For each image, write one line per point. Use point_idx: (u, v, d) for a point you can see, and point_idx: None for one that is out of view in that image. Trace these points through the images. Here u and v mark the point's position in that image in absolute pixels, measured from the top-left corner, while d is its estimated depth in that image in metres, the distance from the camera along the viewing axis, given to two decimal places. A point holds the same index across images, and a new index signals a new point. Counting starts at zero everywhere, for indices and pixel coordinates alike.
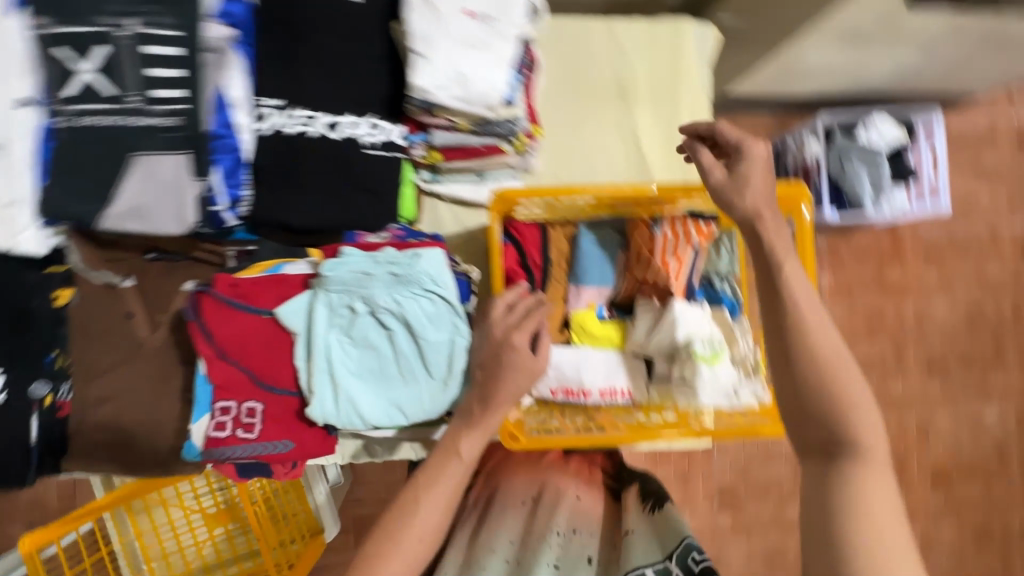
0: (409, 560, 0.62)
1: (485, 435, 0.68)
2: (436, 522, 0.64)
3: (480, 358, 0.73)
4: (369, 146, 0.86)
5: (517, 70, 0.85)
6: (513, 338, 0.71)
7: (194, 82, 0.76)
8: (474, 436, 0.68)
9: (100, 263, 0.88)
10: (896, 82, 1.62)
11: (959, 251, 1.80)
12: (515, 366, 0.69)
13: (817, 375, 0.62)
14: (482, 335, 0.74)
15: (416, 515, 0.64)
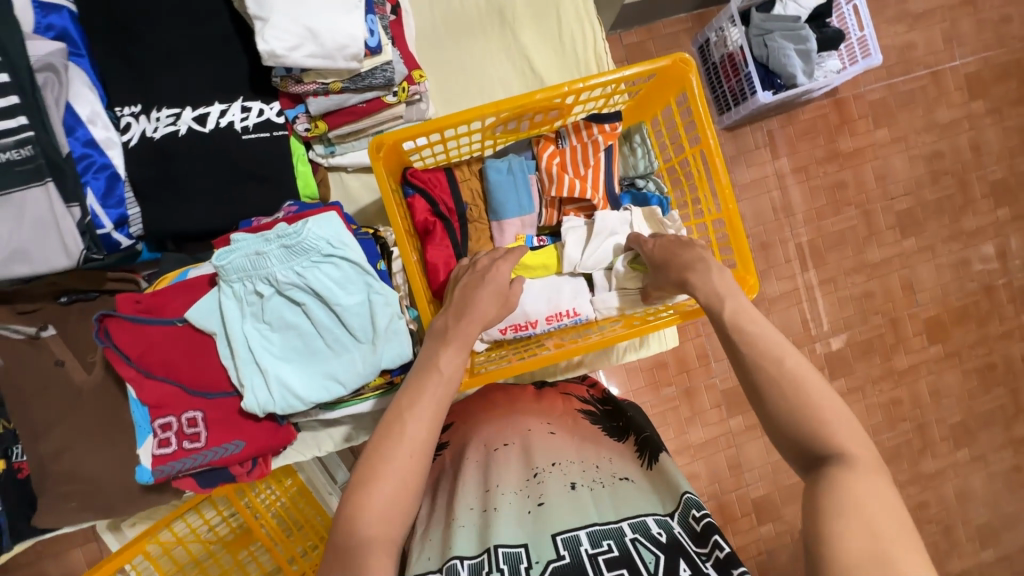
0: (406, 473, 0.63)
1: (463, 347, 0.71)
2: (426, 433, 0.66)
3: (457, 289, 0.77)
4: (245, 131, 0.83)
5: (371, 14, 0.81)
6: (498, 265, 0.78)
7: (32, 105, 0.72)
8: (455, 350, 0.70)
9: (13, 318, 0.86)
10: None
11: (906, 102, 1.75)
12: (493, 283, 0.75)
13: (764, 379, 0.60)
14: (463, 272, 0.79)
15: (404, 429, 0.64)
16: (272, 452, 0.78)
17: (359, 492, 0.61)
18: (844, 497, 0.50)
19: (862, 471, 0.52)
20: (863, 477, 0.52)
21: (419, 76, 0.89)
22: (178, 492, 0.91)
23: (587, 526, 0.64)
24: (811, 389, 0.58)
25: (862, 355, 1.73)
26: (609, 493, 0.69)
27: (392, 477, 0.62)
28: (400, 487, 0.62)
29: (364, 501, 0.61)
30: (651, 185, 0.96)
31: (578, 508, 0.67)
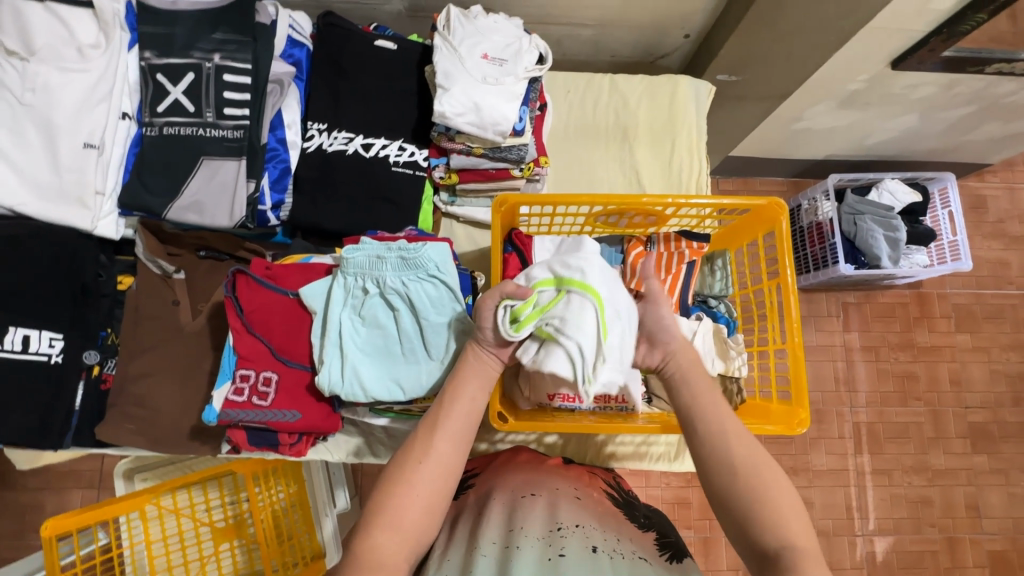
0: (422, 490, 0.63)
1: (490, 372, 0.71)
2: (448, 451, 0.65)
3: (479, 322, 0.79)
4: (395, 163, 1.00)
5: (525, 104, 0.98)
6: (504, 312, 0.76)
7: (257, 104, 0.92)
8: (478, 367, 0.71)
9: (162, 254, 0.98)
10: (904, 147, 1.69)
11: (995, 316, 1.74)
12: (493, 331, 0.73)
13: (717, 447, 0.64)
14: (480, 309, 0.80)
15: (429, 444, 0.65)
16: (314, 431, 0.84)
17: (379, 498, 0.62)
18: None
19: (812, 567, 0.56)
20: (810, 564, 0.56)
21: (543, 162, 1.05)
22: (218, 447, 0.98)
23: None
24: (766, 476, 0.61)
25: (911, 569, 1.57)
26: (630, 565, 0.65)
27: (411, 489, 0.62)
28: (415, 501, 0.62)
29: (381, 507, 0.61)
30: (721, 307, 1.03)
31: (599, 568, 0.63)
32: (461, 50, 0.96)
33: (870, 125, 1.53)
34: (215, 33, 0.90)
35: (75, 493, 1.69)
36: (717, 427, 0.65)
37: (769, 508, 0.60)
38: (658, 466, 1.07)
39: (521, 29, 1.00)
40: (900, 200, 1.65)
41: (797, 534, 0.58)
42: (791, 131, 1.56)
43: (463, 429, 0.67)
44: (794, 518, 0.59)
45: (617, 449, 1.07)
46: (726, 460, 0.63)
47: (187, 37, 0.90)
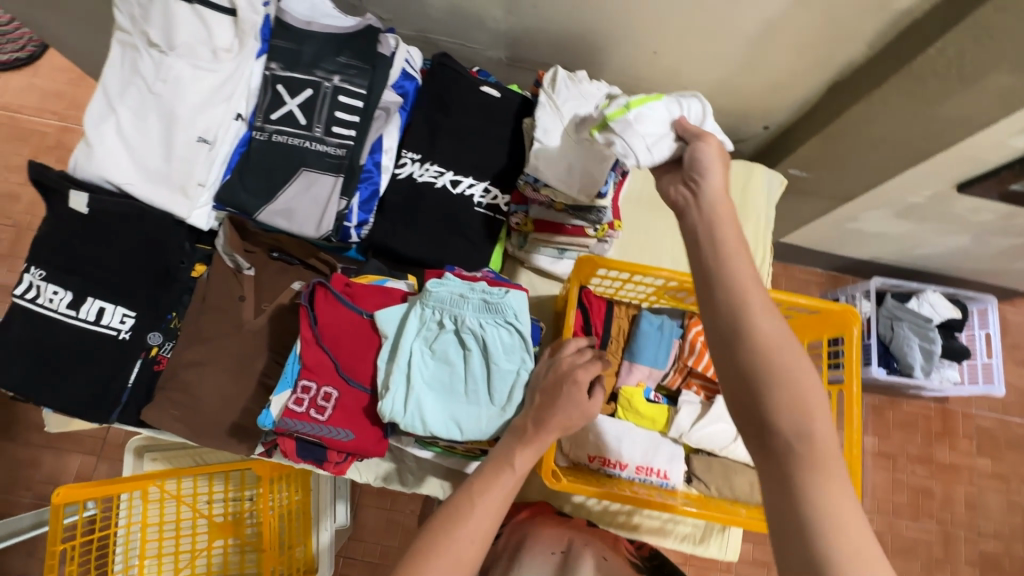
0: (458, 561, 0.63)
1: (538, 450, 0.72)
2: (486, 526, 0.65)
3: (542, 382, 0.79)
4: (478, 204, 1.03)
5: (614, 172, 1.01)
6: (578, 374, 0.76)
7: (363, 127, 0.96)
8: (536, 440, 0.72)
9: (240, 250, 1.01)
10: (949, 263, 1.71)
11: (1018, 444, 1.72)
12: (573, 398, 0.74)
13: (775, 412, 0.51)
14: (547, 364, 0.81)
15: (469, 516, 0.65)
16: (362, 455, 0.84)
17: (412, 563, 0.62)
18: (819, 514, 0.47)
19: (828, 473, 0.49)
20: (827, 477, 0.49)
21: (617, 226, 1.09)
22: (253, 448, 0.98)
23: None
24: (798, 368, 0.52)
25: None
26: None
27: (447, 560, 0.62)
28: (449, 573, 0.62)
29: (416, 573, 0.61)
30: None
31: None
32: (559, 109, 1.00)
33: (922, 237, 1.56)
34: (339, 57, 0.95)
35: (76, 458, 1.67)
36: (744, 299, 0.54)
37: (799, 403, 0.51)
38: (682, 546, 1.05)
39: None
40: (941, 313, 1.65)
41: (821, 432, 0.50)
42: (843, 229, 1.59)
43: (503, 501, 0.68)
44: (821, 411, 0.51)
45: (644, 521, 1.05)
46: (757, 344, 0.52)
47: (312, 56, 0.95)
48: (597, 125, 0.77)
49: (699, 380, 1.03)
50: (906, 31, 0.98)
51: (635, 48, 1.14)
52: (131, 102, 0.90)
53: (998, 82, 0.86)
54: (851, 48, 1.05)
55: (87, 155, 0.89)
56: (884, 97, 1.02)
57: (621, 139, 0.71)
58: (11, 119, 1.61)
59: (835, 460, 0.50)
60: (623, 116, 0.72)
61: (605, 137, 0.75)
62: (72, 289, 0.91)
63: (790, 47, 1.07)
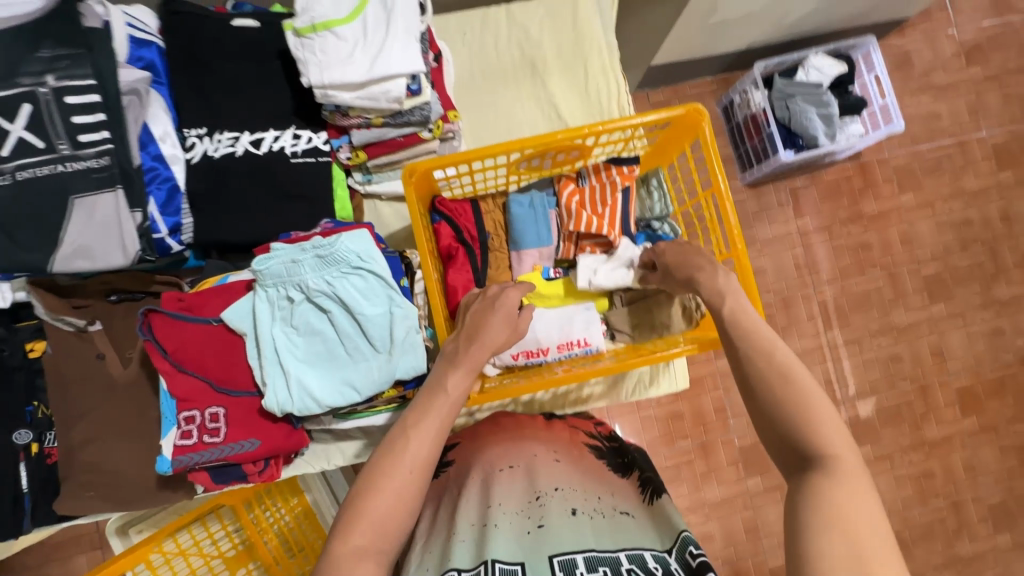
0: (402, 490, 0.63)
1: (471, 370, 0.72)
2: (428, 450, 0.66)
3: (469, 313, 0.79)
4: (293, 155, 0.92)
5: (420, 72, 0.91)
6: (506, 292, 0.79)
7: (116, 122, 0.81)
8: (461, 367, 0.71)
9: (67, 310, 0.90)
10: (823, 18, 1.64)
11: (931, 168, 1.77)
12: (498, 308, 0.76)
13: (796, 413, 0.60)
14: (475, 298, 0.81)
15: (407, 447, 0.65)
16: (280, 454, 0.81)
17: (358, 502, 0.62)
18: (825, 505, 0.52)
19: (852, 481, 0.54)
20: (850, 487, 0.54)
21: (452, 116, 0.98)
22: (193, 490, 0.94)
23: (585, 550, 0.60)
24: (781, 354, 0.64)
25: (890, 423, 1.68)
26: (610, 525, 0.65)
27: (390, 492, 0.63)
28: (393, 503, 0.62)
29: (361, 510, 0.61)
30: (666, 228, 0.99)
31: (578, 534, 0.63)
32: (314, 6, 0.85)
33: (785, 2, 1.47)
34: (40, 51, 0.78)
35: (80, 558, 1.64)
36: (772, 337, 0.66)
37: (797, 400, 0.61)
38: (636, 396, 1.07)
39: None
40: (828, 74, 1.61)
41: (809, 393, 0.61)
42: (708, 26, 1.49)
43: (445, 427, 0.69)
44: (841, 441, 0.58)
45: (594, 390, 1.06)
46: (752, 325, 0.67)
47: (8, 63, 0.77)
48: None
49: (591, 240, 0.96)
50: None
51: None
52: None
53: None
54: None
55: None
56: None
57: None
58: None
59: (860, 478, 0.55)
60: None
61: None
62: None
63: None
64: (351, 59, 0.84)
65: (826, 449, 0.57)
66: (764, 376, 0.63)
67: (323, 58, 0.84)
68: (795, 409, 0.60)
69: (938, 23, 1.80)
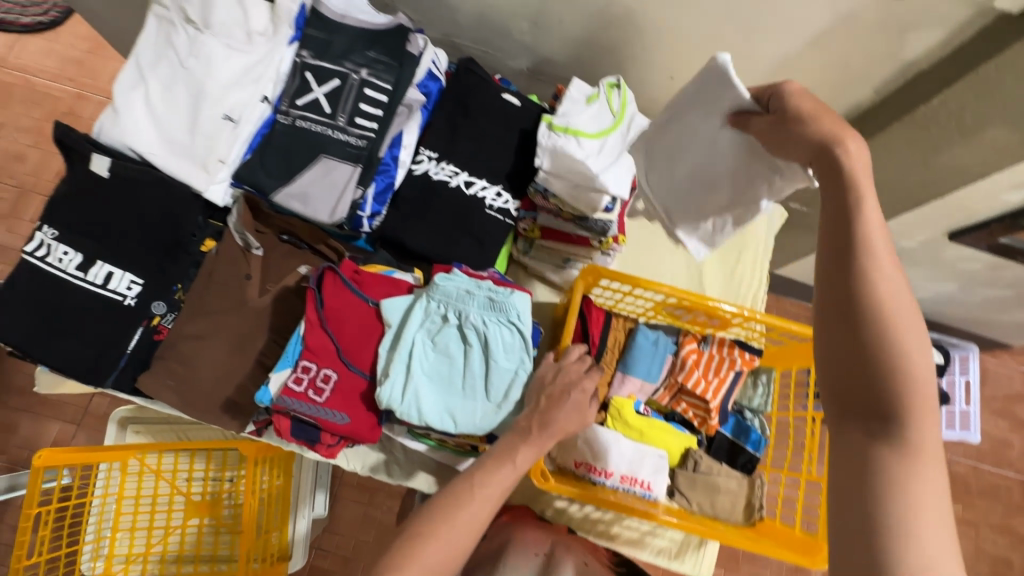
0: (450, 549, 0.65)
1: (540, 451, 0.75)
2: (479, 517, 0.68)
3: (545, 388, 0.81)
4: (490, 207, 1.05)
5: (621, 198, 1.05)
6: (585, 382, 0.81)
7: (386, 120, 0.98)
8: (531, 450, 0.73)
9: (251, 229, 1.03)
10: (937, 308, 1.74)
11: (986, 490, 1.75)
12: (574, 401, 0.79)
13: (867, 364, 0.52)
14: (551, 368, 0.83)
15: (465, 508, 0.67)
16: (355, 441, 0.85)
17: (406, 547, 0.64)
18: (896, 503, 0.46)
19: (928, 464, 0.48)
20: (925, 471, 0.48)
21: (621, 241, 1.10)
22: (244, 425, 0.98)
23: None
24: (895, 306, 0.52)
25: None
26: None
27: (438, 546, 0.64)
28: (441, 558, 0.64)
29: (410, 558, 0.62)
30: (755, 421, 1.06)
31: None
32: (571, 111, 1.04)
33: (913, 281, 1.60)
34: (369, 51, 0.98)
35: (54, 425, 1.65)
36: (887, 283, 0.52)
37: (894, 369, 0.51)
38: (657, 560, 1.06)
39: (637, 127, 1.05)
40: None
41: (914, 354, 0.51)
42: None
43: (496, 500, 0.70)
44: (926, 419, 0.50)
45: (622, 531, 1.06)
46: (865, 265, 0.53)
47: (343, 48, 0.98)
48: (611, 87, 1.09)
49: (690, 397, 1.04)
50: (910, 82, 1.03)
51: (653, 74, 1.19)
52: (162, 77, 0.93)
53: (995, 137, 0.89)
54: (860, 92, 1.09)
55: (113, 119, 0.91)
56: (885, 143, 1.08)
57: (568, 103, 1.05)
58: (27, 82, 1.58)
59: (931, 461, 0.49)
60: (589, 104, 1.05)
61: (587, 89, 1.08)
62: (84, 252, 0.92)
63: (800, 86, 1.12)
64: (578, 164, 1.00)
65: (910, 432, 0.49)
66: (875, 344, 0.51)
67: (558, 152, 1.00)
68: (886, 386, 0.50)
69: None
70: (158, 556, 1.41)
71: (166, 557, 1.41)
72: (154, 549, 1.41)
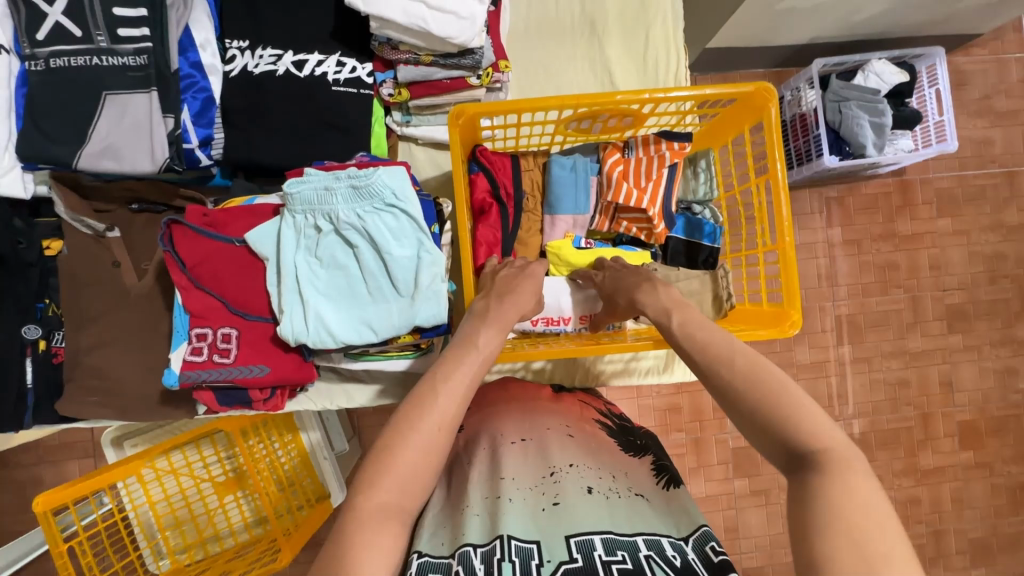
0: (428, 450, 0.59)
1: (501, 328, 0.70)
2: (455, 408, 0.62)
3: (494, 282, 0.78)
4: (335, 83, 0.87)
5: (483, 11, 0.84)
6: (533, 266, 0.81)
7: (158, 19, 0.79)
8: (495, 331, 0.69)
9: (87, 212, 0.88)
10: (897, 23, 1.52)
11: (974, 195, 1.70)
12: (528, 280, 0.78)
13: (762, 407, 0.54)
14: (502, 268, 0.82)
15: (437, 400, 0.61)
16: (288, 386, 0.79)
17: (384, 457, 0.57)
18: (829, 503, 0.46)
19: (840, 464, 0.49)
20: (850, 475, 0.48)
21: (503, 66, 0.92)
22: (194, 411, 0.92)
23: (602, 532, 0.58)
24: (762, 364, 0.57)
25: (886, 446, 1.67)
26: (626, 506, 0.62)
27: (417, 447, 0.58)
28: (423, 460, 0.58)
29: (388, 466, 0.56)
30: (706, 213, 0.97)
31: (596, 512, 0.60)
32: None
33: (863, 3, 1.36)
34: None
35: (73, 464, 1.59)
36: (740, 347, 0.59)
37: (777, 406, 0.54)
38: (648, 380, 1.05)
39: None
40: (887, 82, 1.48)
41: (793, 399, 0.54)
42: (775, 17, 1.38)
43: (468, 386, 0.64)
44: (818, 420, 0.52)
45: (606, 368, 1.04)
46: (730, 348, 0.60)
47: None
48: None
49: (628, 214, 0.93)
50: None
51: None
52: None
53: None
54: None
55: None
56: None
57: None
58: None
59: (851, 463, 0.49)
60: None
61: None
62: None
63: None
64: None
65: (817, 443, 0.51)
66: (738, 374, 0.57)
67: None
68: (768, 407, 0.54)
69: (1009, 45, 1.71)
70: (213, 536, 1.48)
71: (221, 536, 1.48)
72: (207, 532, 1.48)
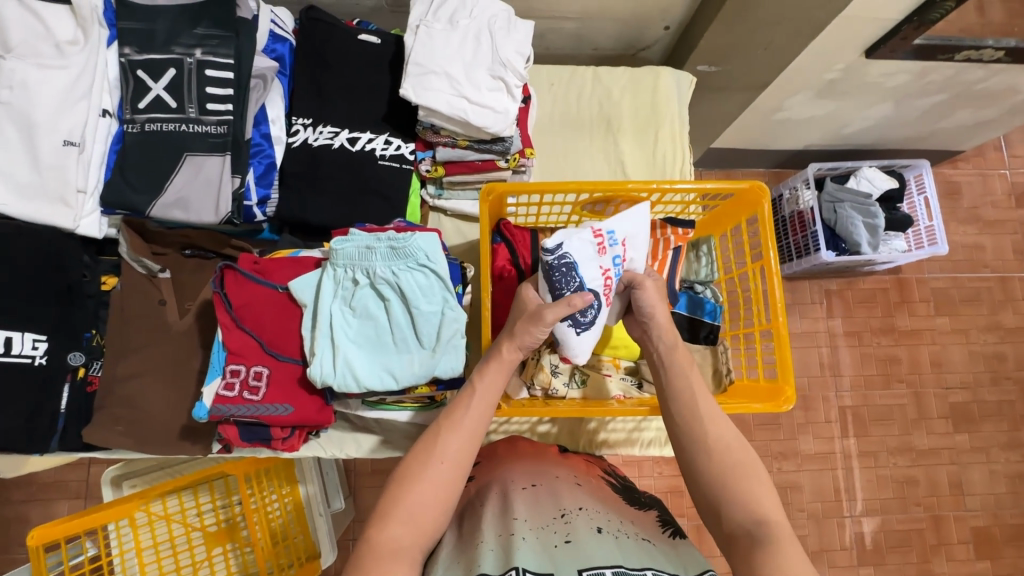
0: (437, 488, 0.64)
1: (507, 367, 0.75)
2: (461, 448, 0.67)
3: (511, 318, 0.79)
4: (382, 157, 1.00)
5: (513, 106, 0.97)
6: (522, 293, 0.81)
7: (241, 99, 0.92)
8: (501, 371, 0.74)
9: (147, 254, 0.96)
10: (884, 137, 1.68)
11: (969, 296, 1.77)
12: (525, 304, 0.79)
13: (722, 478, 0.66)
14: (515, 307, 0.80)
15: (441, 442, 0.67)
16: (308, 426, 0.84)
17: (395, 492, 0.63)
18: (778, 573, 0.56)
19: (785, 540, 0.59)
20: (790, 553, 0.58)
21: (529, 153, 1.04)
22: (210, 448, 0.95)
23: (614, 567, 0.59)
24: (730, 441, 0.68)
25: (898, 548, 1.61)
26: (635, 545, 0.65)
27: (427, 483, 0.64)
28: (429, 498, 0.63)
29: (398, 500, 0.62)
30: (707, 292, 1.04)
31: (607, 549, 0.63)
32: (428, 19, 0.98)
33: (851, 118, 1.52)
34: (197, 28, 0.92)
35: (62, 504, 1.56)
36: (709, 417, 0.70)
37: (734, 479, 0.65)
38: (650, 451, 1.08)
39: (490, 30, 0.98)
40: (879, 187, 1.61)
41: (752, 480, 0.65)
42: (771, 126, 1.54)
43: (479, 428, 0.69)
44: (769, 500, 0.63)
45: (610, 436, 1.07)
46: (703, 422, 0.70)
47: (168, 32, 0.91)
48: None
49: None
50: None
51: None
52: None
53: None
54: None
55: None
56: None
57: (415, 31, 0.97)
58: None
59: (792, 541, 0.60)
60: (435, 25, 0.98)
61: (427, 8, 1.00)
62: None
63: None
64: (445, 92, 0.95)
65: (765, 520, 0.62)
66: (722, 438, 0.68)
67: (425, 85, 0.95)
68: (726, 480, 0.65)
69: (991, 161, 1.86)
70: None
71: None
72: None
